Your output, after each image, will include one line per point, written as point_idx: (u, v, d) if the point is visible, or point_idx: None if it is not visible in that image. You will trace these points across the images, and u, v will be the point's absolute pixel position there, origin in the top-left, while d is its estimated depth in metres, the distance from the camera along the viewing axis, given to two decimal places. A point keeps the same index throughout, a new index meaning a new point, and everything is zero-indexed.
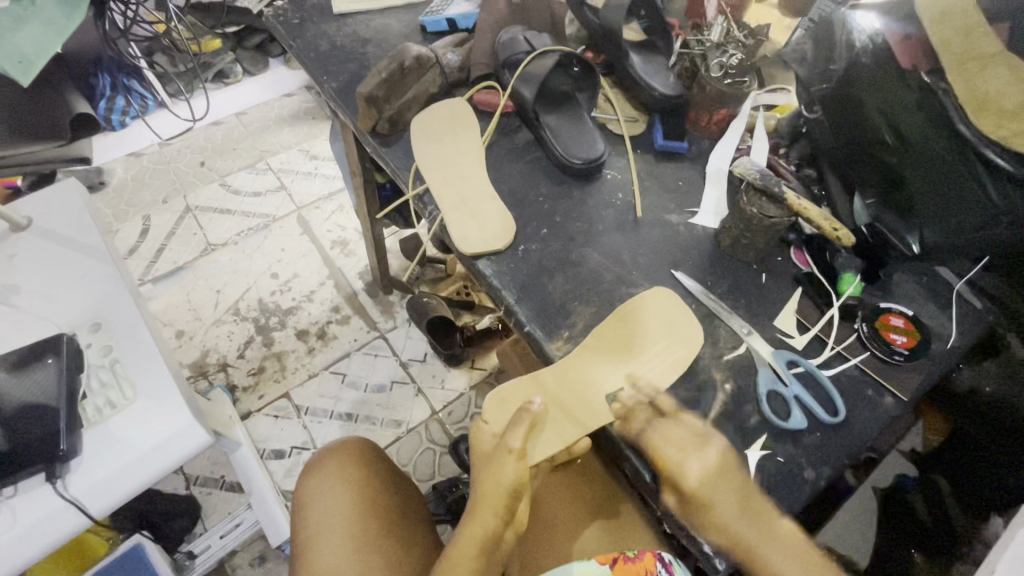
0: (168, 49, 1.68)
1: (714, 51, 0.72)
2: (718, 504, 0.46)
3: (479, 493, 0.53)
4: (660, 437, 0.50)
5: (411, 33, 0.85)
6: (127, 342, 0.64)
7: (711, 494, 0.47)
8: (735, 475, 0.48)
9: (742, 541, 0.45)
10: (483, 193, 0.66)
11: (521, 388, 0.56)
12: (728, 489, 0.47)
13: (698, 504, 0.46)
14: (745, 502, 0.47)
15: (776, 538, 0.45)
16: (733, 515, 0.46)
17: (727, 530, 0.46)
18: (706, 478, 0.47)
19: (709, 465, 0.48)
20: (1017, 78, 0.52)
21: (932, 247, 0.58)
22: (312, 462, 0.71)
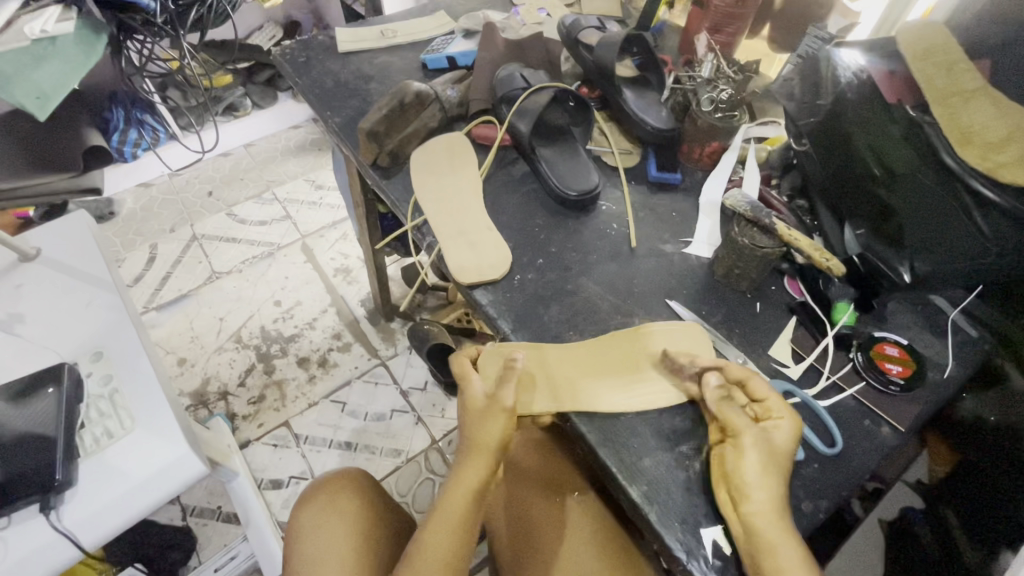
0: (181, 84, 1.68)
1: (705, 86, 0.74)
2: (749, 460, 0.46)
3: (471, 443, 0.54)
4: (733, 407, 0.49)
5: (413, 70, 0.89)
6: (127, 370, 0.64)
7: (766, 449, 0.47)
8: (777, 450, 0.47)
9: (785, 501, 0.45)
10: (479, 224, 0.68)
11: (523, 354, 0.57)
12: (769, 457, 0.47)
13: (740, 453, 0.47)
14: (776, 476, 0.46)
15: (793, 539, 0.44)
16: (763, 483, 0.46)
17: (752, 489, 0.45)
18: (778, 443, 0.47)
19: (785, 431, 0.48)
20: (1000, 113, 0.55)
21: (926, 275, 0.58)
22: (311, 489, 0.71)
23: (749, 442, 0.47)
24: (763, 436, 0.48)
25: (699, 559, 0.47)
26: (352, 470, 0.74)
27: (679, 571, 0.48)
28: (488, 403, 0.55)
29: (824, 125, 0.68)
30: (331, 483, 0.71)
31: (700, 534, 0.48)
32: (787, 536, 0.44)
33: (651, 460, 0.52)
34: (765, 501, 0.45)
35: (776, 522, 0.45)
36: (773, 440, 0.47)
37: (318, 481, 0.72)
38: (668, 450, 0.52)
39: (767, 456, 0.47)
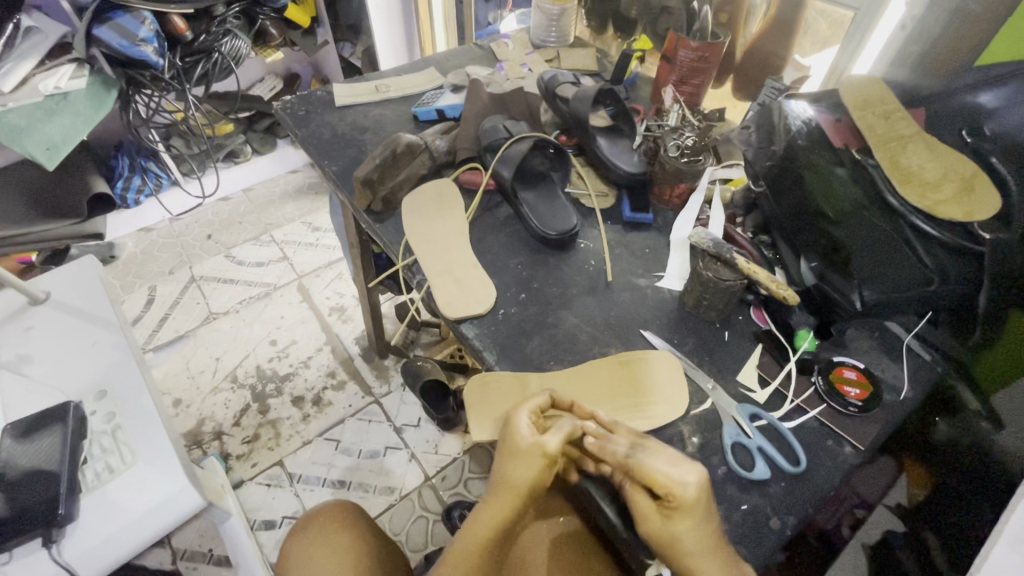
0: (185, 134, 1.76)
1: (671, 134, 0.80)
2: (681, 531, 0.45)
3: (501, 483, 0.51)
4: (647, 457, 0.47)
5: (405, 122, 0.96)
6: (130, 408, 0.67)
7: (679, 519, 0.45)
8: (681, 532, 0.45)
9: (686, 548, 0.44)
10: (466, 263, 0.72)
11: (505, 383, 0.62)
12: (695, 522, 0.45)
13: (667, 523, 0.45)
14: (708, 540, 0.45)
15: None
16: (696, 550, 0.44)
17: (687, 558, 0.44)
18: (687, 500, 0.45)
19: (697, 495, 0.45)
20: (932, 157, 0.62)
21: (874, 304, 0.63)
22: (295, 537, 0.70)
23: (663, 512, 0.46)
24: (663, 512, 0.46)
25: None
26: (337, 504, 0.74)
27: None
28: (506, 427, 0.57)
29: (779, 168, 0.74)
30: (312, 529, 0.70)
31: None
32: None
33: None
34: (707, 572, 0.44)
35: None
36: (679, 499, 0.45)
37: (300, 525, 0.72)
38: None
39: (670, 537, 0.45)
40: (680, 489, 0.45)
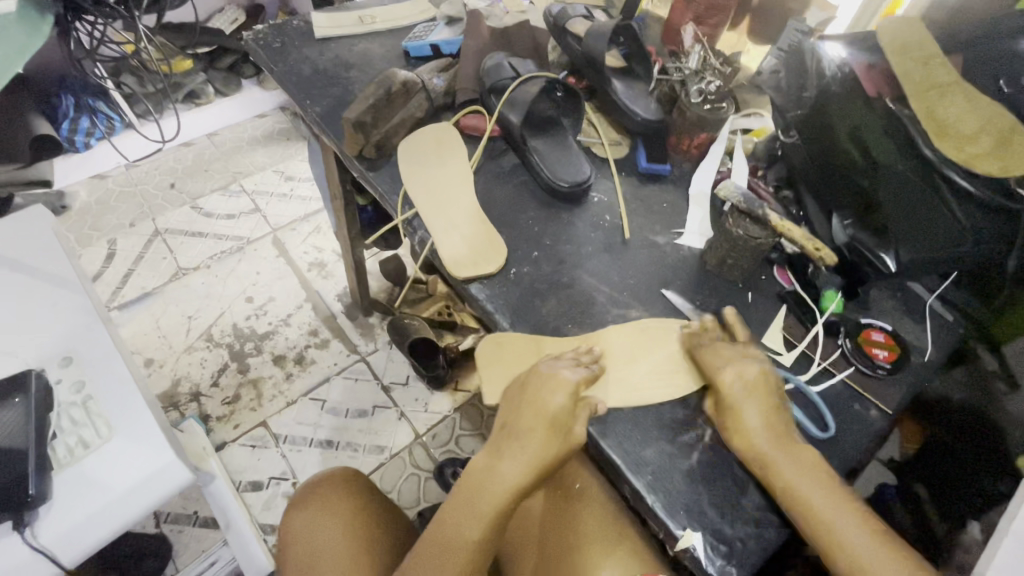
0: (136, 70, 1.61)
1: (693, 78, 0.75)
2: (745, 409, 0.51)
3: (510, 433, 0.53)
4: (711, 351, 0.55)
5: (395, 58, 0.86)
6: (101, 376, 0.60)
7: (740, 401, 0.51)
8: (748, 415, 0.51)
9: (762, 451, 0.49)
10: (472, 218, 0.66)
11: (519, 344, 0.58)
12: (762, 400, 0.51)
13: (732, 409, 0.51)
14: (771, 419, 0.51)
15: (797, 457, 0.49)
16: (759, 429, 0.50)
17: (752, 438, 0.50)
18: (741, 384, 0.52)
19: (750, 378, 0.52)
20: (971, 106, 0.58)
21: (909, 263, 0.62)
22: (297, 517, 0.65)
23: (722, 401, 0.52)
24: (756, 396, 0.52)
25: (706, 546, 0.47)
26: (336, 476, 0.70)
27: (686, 557, 0.48)
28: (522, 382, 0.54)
29: (810, 117, 0.70)
30: (320, 508, 0.65)
31: (705, 521, 0.48)
32: (797, 467, 0.48)
33: (653, 450, 0.52)
34: (767, 446, 0.49)
35: (785, 463, 0.48)
36: (749, 373, 0.53)
37: (300, 503, 0.67)
38: (670, 441, 0.53)
39: (754, 442, 0.50)
40: (728, 374, 0.53)
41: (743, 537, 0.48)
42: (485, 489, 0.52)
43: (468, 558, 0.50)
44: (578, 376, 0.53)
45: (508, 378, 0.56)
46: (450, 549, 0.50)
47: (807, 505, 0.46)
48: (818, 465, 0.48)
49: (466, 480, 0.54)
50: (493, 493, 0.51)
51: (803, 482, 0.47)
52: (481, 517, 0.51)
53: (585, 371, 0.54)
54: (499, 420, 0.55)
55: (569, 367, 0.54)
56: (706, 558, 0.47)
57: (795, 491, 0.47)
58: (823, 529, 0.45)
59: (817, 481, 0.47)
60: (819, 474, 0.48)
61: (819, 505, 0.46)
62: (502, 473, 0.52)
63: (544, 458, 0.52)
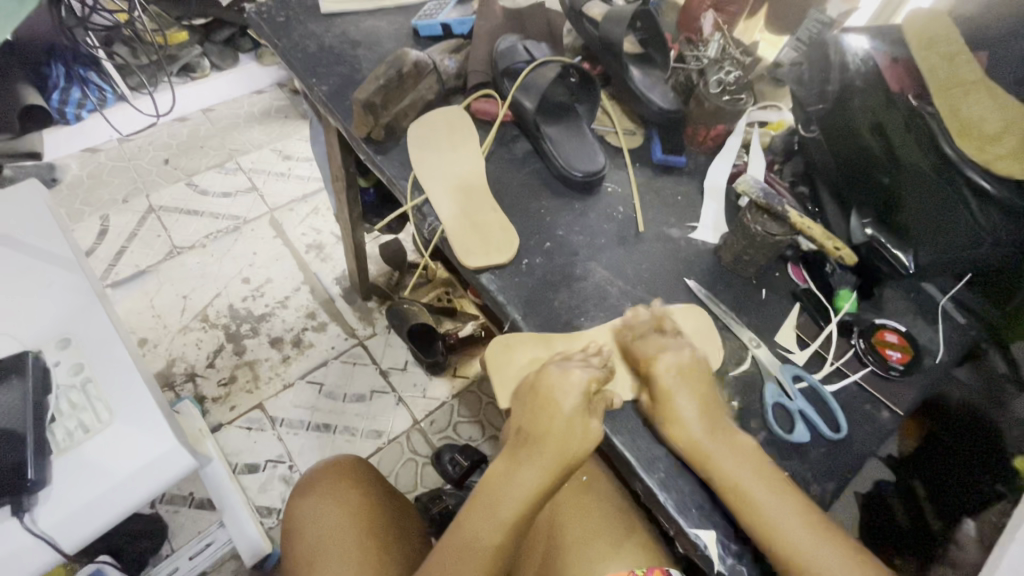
0: (130, 40, 1.58)
1: (712, 67, 0.73)
2: (678, 399, 0.51)
3: (529, 437, 0.52)
4: (644, 343, 0.55)
5: (404, 36, 0.83)
6: (101, 358, 0.59)
7: (673, 390, 0.51)
8: (682, 409, 0.50)
9: (697, 442, 0.49)
10: (484, 205, 0.65)
11: (528, 343, 0.56)
12: (692, 392, 0.51)
13: (663, 398, 0.51)
14: (704, 409, 0.51)
15: (738, 450, 0.49)
16: (694, 418, 0.50)
17: (686, 426, 0.50)
18: (675, 372, 0.52)
19: (677, 366, 0.52)
20: (998, 106, 0.56)
21: (927, 265, 0.62)
22: (306, 508, 0.63)
23: (658, 393, 0.51)
24: (684, 384, 0.52)
25: (718, 545, 0.47)
26: (341, 466, 0.68)
27: (698, 556, 0.48)
28: (534, 384, 0.53)
29: (831, 112, 0.69)
30: (331, 500, 0.64)
31: (717, 520, 0.48)
32: (733, 460, 0.48)
33: (666, 447, 0.52)
34: (702, 436, 0.49)
35: (721, 454, 0.48)
36: (679, 363, 0.53)
37: (307, 491, 0.65)
38: None
39: (697, 437, 0.49)
40: (659, 363, 0.52)
41: (755, 536, 0.48)
42: (503, 496, 0.51)
43: (490, 563, 0.50)
44: (589, 375, 0.51)
45: (519, 379, 0.55)
46: (473, 553, 0.50)
47: (748, 498, 0.46)
48: (756, 458, 0.49)
49: (485, 485, 0.53)
50: (513, 499, 0.51)
51: (741, 475, 0.47)
52: (502, 522, 0.50)
53: (596, 371, 0.52)
54: (513, 426, 0.53)
55: (579, 366, 0.52)
56: (718, 557, 0.47)
57: (731, 482, 0.47)
58: (767, 528, 0.45)
59: (755, 476, 0.47)
60: (756, 470, 0.48)
61: (760, 500, 0.46)
62: (521, 479, 0.51)
63: (566, 460, 0.51)
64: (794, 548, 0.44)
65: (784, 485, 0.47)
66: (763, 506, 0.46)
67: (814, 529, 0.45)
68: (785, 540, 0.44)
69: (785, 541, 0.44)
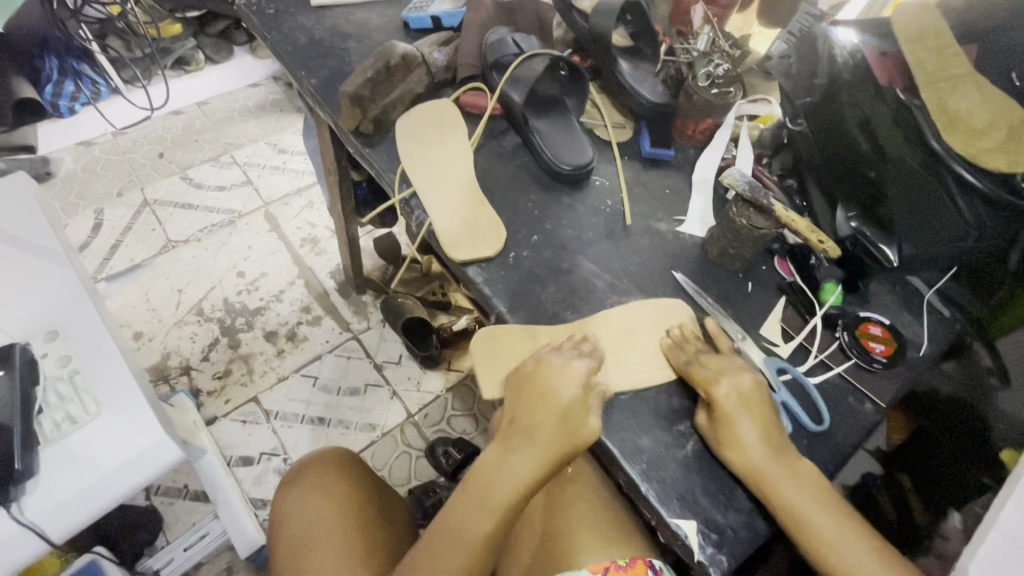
0: (123, 33, 1.56)
1: (701, 60, 0.73)
2: (740, 424, 0.50)
3: (514, 429, 0.53)
4: (700, 364, 0.54)
5: (394, 29, 0.83)
6: (89, 351, 0.59)
7: (736, 416, 0.50)
8: (744, 434, 0.49)
9: (761, 469, 0.48)
10: (472, 198, 0.65)
11: (514, 334, 0.57)
12: (754, 417, 0.50)
13: (724, 422, 0.50)
14: (767, 434, 0.50)
15: (802, 478, 0.48)
16: (756, 443, 0.49)
17: (748, 452, 0.49)
18: (736, 398, 0.51)
19: (743, 389, 0.52)
20: (985, 99, 0.56)
21: (909, 258, 0.63)
22: (293, 496, 0.64)
23: (719, 415, 0.51)
24: (745, 407, 0.51)
25: (698, 535, 0.47)
26: (328, 458, 0.69)
27: (678, 545, 0.48)
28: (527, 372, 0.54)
29: (819, 104, 0.69)
30: (320, 491, 0.64)
31: (698, 511, 0.49)
32: (799, 489, 0.47)
33: (649, 438, 0.52)
34: (766, 461, 0.48)
35: (786, 482, 0.47)
36: (742, 389, 0.52)
37: (296, 481, 0.66)
38: (667, 429, 0.53)
39: (759, 462, 0.48)
40: (719, 386, 0.51)
41: (735, 526, 0.48)
42: (490, 486, 0.51)
43: (473, 555, 0.50)
44: (586, 364, 0.53)
45: (506, 372, 0.55)
46: (457, 545, 0.50)
47: (815, 531, 0.46)
48: (822, 487, 0.48)
49: (473, 477, 0.53)
50: (500, 490, 0.51)
51: (806, 504, 0.47)
52: (489, 514, 0.50)
53: (589, 361, 0.54)
54: (505, 417, 0.54)
55: (574, 357, 0.53)
56: (698, 546, 0.47)
57: (799, 512, 0.46)
58: (835, 564, 0.44)
59: (822, 506, 0.47)
60: (821, 495, 0.47)
61: (825, 533, 0.45)
62: (509, 470, 0.52)
63: (551, 456, 0.51)
64: None
65: (847, 510, 0.47)
66: (832, 541, 0.45)
67: (878, 555, 0.45)
68: (849, 568, 0.44)
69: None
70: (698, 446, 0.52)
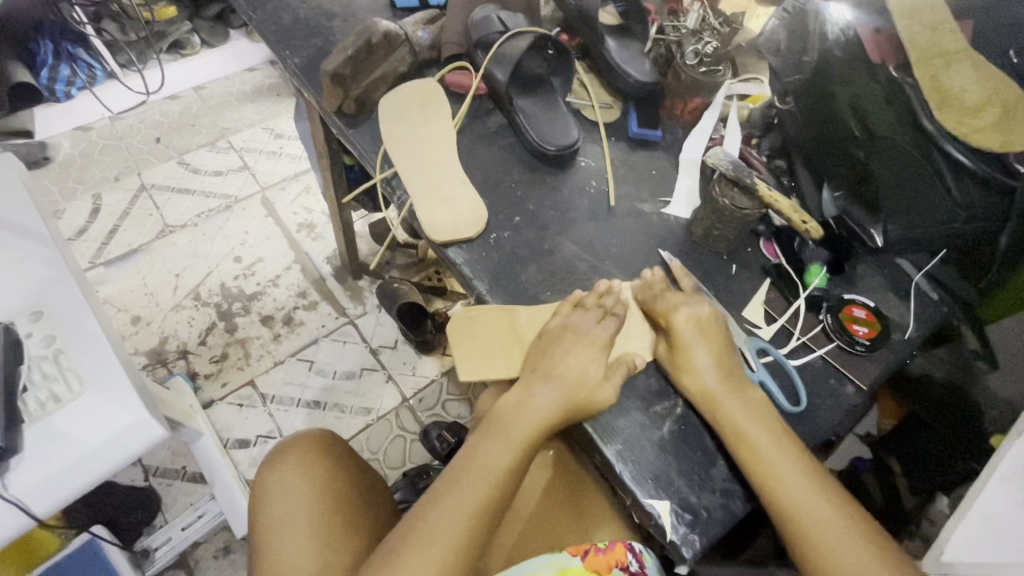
0: (118, 15, 1.57)
1: (690, 38, 0.72)
2: (694, 350, 0.52)
3: (496, 415, 0.54)
4: (660, 298, 0.56)
5: (381, 8, 0.82)
6: (72, 331, 0.59)
7: (689, 340, 0.52)
8: (697, 359, 0.52)
9: (710, 394, 0.51)
10: (454, 179, 0.65)
11: (493, 316, 0.57)
12: (707, 341, 0.52)
13: (680, 349, 0.52)
14: (719, 360, 0.52)
15: (748, 403, 0.50)
16: (708, 369, 0.51)
17: (699, 376, 0.51)
18: (693, 324, 0.53)
19: (700, 323, 0.53)
20: (978, 77, 0.55)
21: (897, 238, 0.61)
22: (273, 482, 0.64)
23: (674, 342, 0.53)
24: (701, 332, 0.53)
25: (671, 515, 0.48)
26: (309, 439, 0.68)
27: (652, 525, 0.48)
28: (536, 345, 0.56)
29: (807, 83, 0.67)
30: (300, 476, 0.64)
31: (672, 491, 0.49)
32: (745, 413, 0.50)
33: (626, 420, 0.52)
34: (716, 387, 0.51)
35: (730, 402, 0.50)
36: (702, 317, 0.53)
37: (275, 464, 0.66)
38: (644, 411, 0.53)
39: (710, 390, 0.51)
40: (678, 316, 0.53)
41: (709, 507, 0.48)
42: (469, 475, 0.50)
43: (457, 547, 0.47)
44: (609, 331, 0.55)
45: (496, 350, 0.56)
46: (438, 537, 0.47)
47: (761, 461, 0.48)
48: (769, 414, 0.50)
49: (451, 468, 0.52)
50: (481, 477, 0.50)
51: (751, 429, 0.49)
52: (471, 503, 0.49)
53: (601, 332, 0.54)
54: (495, 406, 0.55)
55: (596, 323, 0.55)
56: (671, 526, 0.47)
57: (742, 435, 0.49)
58: (776, 490, 0.47)
59: (766, 432, 0.49)
60: (766, 420, 0.50)
61: (770, 458, 0.47)
62: (487, 457, 0.51)
63: (531, 437, 0.52)
64: (799, 506, 0.46)
65: (787, 433, 0.49)
66: (778, 473, 0.47)
67: (810, 476, 0.47)
68: (791, 495, 0.46)
69: (798, 508, 0.46)
70: (674, 428, 0.52)
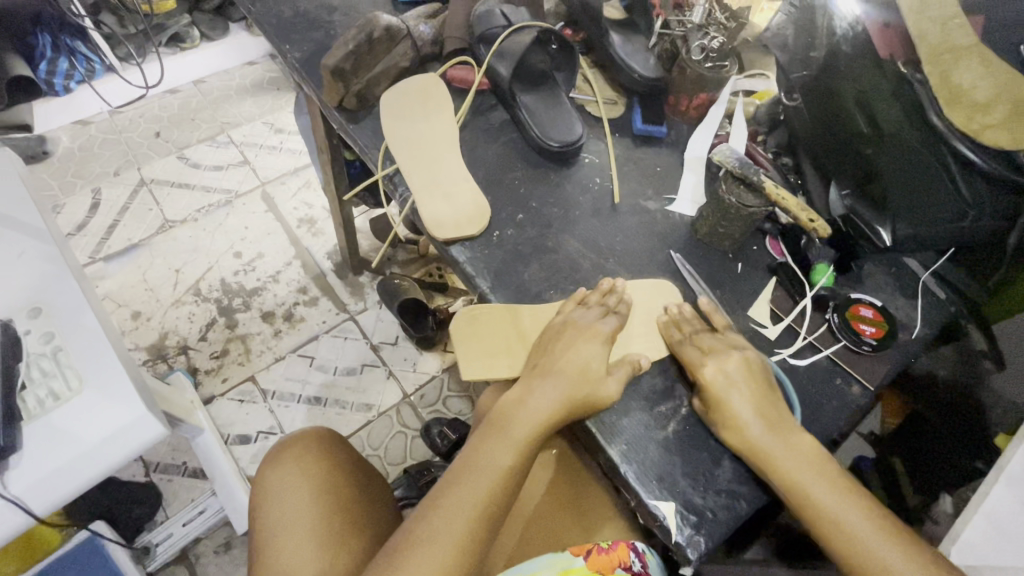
0: (116, 9, 1.55)
1: (695, 32, 0.70)
2: (733, 401, 0.50)
3: (498, 414, 0.53)
4: (687, 347, 0.53)
5: (382, 2, 0.81)
6: (71, 328, 0.58)
7: (725, 394, 0.50)
8: (738, 412, 0.49)
9: (760, 449, 0.48)
10: (456, 176, 0.64)
11: (495, 314, 0.56)
12: (746, 391, 0.50)
13: (717, 405, 0.50)
14: (761, 411, 0.50)
15: (801, 454, 0.48)
16: (752, 421, 0.49)
17: (744, 433, 0.49)
18: (723, 377, 0.51)
19: (732, 372, 0.51)
20: (989, 72, 0.54)
21: (904, 238, 0.59)
22: (272, 481, 0.64)
23: (708, 396, 0.51)
24: (732, 384, 0.50)
25: (676, 516, 0.47)
26: (309, 439, 0.68)
27: (656, 526, 0.48)
28: (538, 343, 0.55)
29: (816, 79, 0.66)
30: (300, 473, 0.64)
31: (676, 492, 0.48)
32: (800, 465, 0.47)
33: (630, 420, 0.52)
34: (764, 440, 0.48)
35: (779, 450, 0.48)
36: (729, 368, 0.51)
37: (275, 463, 0.65)
38: (648, 410, 0.52)
39: (758, 445, 0.48)
40: (707, 369, 0.51)
41: (714, 508, 0.48)
42: (470, 475, 0.50)
43: (460, 548, 0.47)
44: (611, 326, 0.54)
45: (499, 349, 0.56)
46: (440, 537, 0.47)
47: (824, 514, 0.46)
48: (824, 463, 0.48)
49: (453, 469, 0.52)
50: (483, 477, 0.50)
51: (809, 483, 0.47)
52: (473, 503, 0.48)
53: (602, 327, 0.54)
54: (497, 404, 0.54)
55: (599, 319, 0.55)
56: (675, 527, 0.47)
57: (804, 492, 0.46)
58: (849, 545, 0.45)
59: (824, 481, 0.47)
60: (820, 468, 0.48)
61: (834, 511, 0.46)
62: (489, 456, 0.51)
63: (534, 435, 0.51)
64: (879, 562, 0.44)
65: (848, 485, 0.47)
66: (847, 527, 0.45)
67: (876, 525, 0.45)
68: (867, 549, 0.44)
69: (877, 562, 0.44)
70: (679, 428, 0.51)
